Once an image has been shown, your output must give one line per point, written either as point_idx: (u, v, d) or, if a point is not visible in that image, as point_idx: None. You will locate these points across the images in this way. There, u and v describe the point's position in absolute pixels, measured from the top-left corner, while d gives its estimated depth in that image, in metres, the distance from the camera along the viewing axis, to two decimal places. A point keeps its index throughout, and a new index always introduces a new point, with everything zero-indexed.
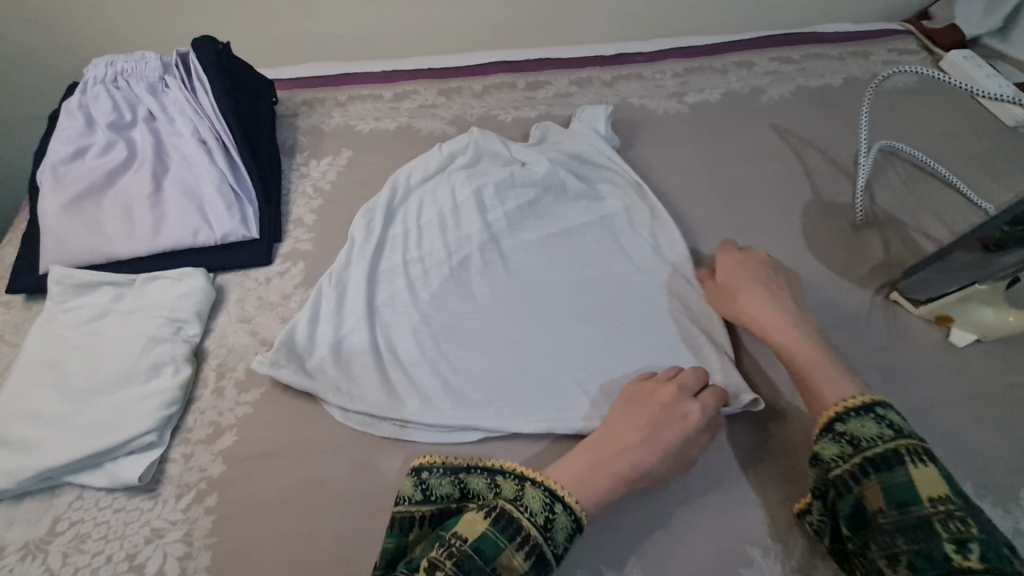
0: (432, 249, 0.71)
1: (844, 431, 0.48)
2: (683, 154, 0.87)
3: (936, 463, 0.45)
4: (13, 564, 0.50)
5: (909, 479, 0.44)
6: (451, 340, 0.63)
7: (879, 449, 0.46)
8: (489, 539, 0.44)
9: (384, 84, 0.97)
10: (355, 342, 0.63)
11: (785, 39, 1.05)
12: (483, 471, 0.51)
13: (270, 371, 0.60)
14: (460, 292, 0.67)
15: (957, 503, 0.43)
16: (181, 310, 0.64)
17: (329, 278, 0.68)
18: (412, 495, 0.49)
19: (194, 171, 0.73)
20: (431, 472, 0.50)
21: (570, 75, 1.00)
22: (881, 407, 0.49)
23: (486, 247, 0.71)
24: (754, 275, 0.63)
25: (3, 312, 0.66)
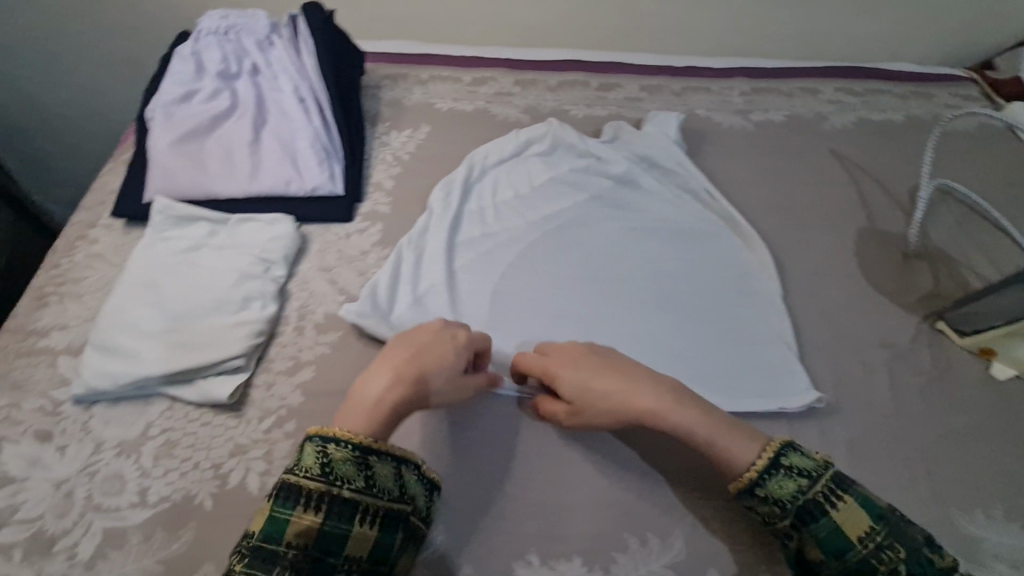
0: (507, 227, 0.77)
1: (764, 493, 0.50)
2: (745, 167, 0.90)
3: (849, 491, 0.49)
4: (110, 458, 0.55)
5: (836, 525, 0.47)
6: (526, 309, 0.69)
7: (801, 504, 0.49)
8: (381, 548, 0.47)
9: (464, 68, 1.01)
10: (433, 298, 0.68)
11: (850, 72, 1.08)
12: (354, 448, 0.47)
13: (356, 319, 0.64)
14: (533, 269, 0.73)
15: (880, 531, 0.47)
16: (271, 252, 0.69)
17: (409, 242, 0.73)
18: (309, 466, 0.47)
19: (291, 126, 0.77)
20: (328, 445, 0.47)
21: (641, 80, 1.03)
22: (784, 456, 0.51)
23: (556, 231, 0.77)
24: (593, 365, 0.57)
25: (106, 233, 0.71)
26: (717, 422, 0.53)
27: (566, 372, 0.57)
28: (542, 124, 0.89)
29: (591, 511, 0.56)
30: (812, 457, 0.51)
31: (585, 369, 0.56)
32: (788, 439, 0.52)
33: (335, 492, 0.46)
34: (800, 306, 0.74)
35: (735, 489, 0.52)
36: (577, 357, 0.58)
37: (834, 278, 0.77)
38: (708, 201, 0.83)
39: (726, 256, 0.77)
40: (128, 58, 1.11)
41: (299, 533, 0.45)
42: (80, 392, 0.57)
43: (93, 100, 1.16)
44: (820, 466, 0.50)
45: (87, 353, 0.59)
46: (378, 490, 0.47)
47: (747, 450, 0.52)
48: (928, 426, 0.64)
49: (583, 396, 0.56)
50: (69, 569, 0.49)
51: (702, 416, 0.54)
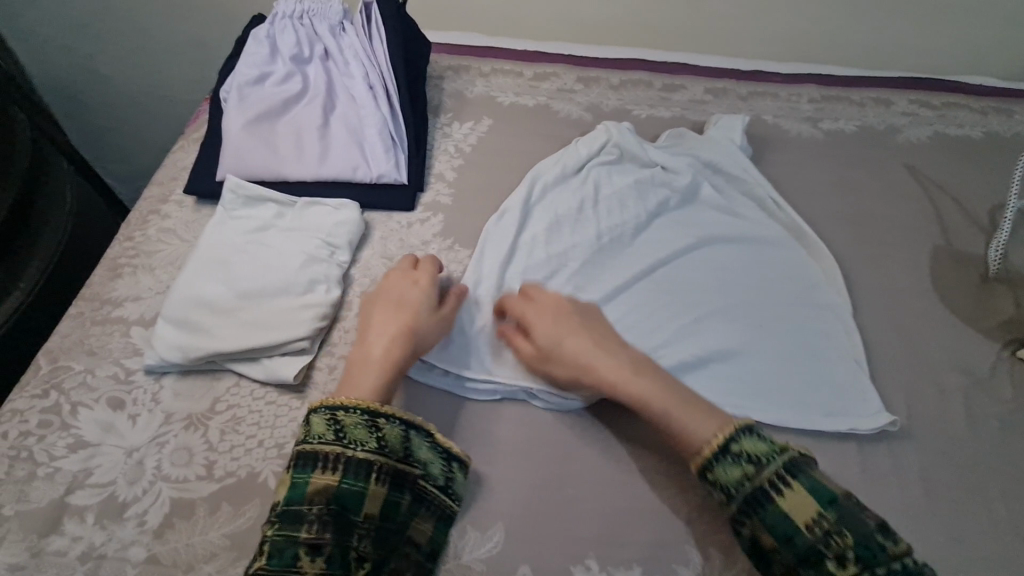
0: (572, 244, 0.73)
1: (714, 479, 0.50)
2: (813, 177, 0.87)
3: (799, 477, 0.48)
4: (178, 430, 0.56)
5: (782, 511, 0.47)
6: None
7: (747, 492, 0.48)
8: (391, 506, 0.49)
9: (526, 63, 1.00)
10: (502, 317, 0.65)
11: (926, 84, 1.04)
12: (364, 413, 0.50)
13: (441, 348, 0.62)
14: (602, 284, 0.70)
15: (830, 517, 0.46)
16: (336, 237, 0.69)
17: (478, 260, 0.70)
18: (321, 434, 0.49)
19: (359, 112, 0.78)
20: (338, 411, 0.50)
21: (706, 82, 1.01)
22: (734, 442, 0.50)
23: (622, 244, 0.74)
24: (568, 322, 0.59)
25: (178, 209, 0.72)
26: (682, 403, 0.53)
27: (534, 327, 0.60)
28: (597, 129, 0.85)
29: (653, 517, 0.55)
30: (763, 441, 0.50)
31: (555, 325, 0.59)
32: (747, 424, 0.52)
33: (347, 453, 0.48)
34: (871, 323, 0.71)
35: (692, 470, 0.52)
36: (558, 313, 0.60)
37: (908, 298, 0.74)
38: (775, 209, 0.80)
39: (795, 266, 0.74)
40: (195, 38, 1.12)
41: (318, 493, 0.47)
42: (153, 362, 0.59)
43: (159, 79, 1.18)
44: (773, 451, 0.50)
45: (160, 325, 0.61)
46: (386, 450, 0.49)
47: (709, 427, 0.52)
48: (1006, 459, 0.61)
49: (549, 345, 0.58)
50: (139, 535, 0.50)
51: (660, 391, 0.54)
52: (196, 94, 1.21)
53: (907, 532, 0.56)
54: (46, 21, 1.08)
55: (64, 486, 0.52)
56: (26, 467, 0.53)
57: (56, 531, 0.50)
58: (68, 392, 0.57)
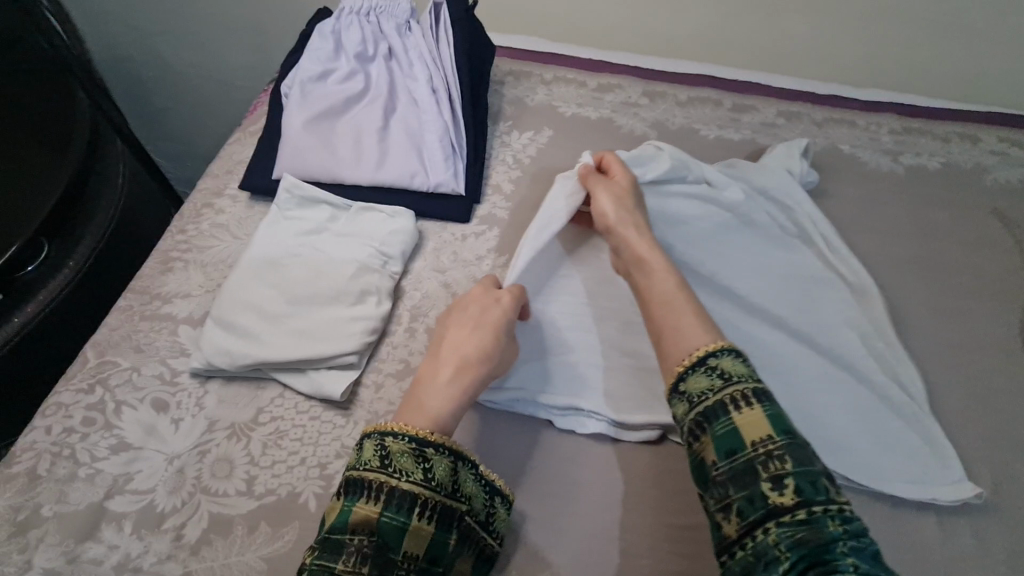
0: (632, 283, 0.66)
1: (681, 388, 0.49)
2: (892, 215, 0.81)
3: (764, 401, 0.46)
4: (221, 440, 0.54)
5: (733, 426, 0.45)
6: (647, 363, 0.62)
7: (708, 403, 0.47)
8: (436, 545, 0.46)
9: (590, 73, 0.96)
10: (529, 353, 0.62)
11: (1019, 122, 0.97)
12: (411, 441, 0.47)
13: None
14: None
15: (778, 442, 0.43)
16: (390, 246, 0.66)
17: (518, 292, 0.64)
18: (368, 460, 0.47)
19: (420, 116, 0.75)
20: (386, 436, 0.48)
21: (778, 105, 0.96)
22: (713, 357, 0.49)
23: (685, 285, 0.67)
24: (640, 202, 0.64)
25: (231, 204, 0.71)
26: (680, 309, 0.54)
27: (612, 186, 0.64)
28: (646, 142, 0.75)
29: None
30: (744, 363, 0.48)
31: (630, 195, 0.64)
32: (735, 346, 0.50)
33: (392, 482, 0.46)
34: (955, 384, 0.65)
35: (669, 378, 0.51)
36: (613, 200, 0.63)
37: (995, 359, 0.68)
38: (834, 251, 0.72)
39: (863, 317, 0.67)
40: (253, 26, 1.11)
41: (361, 522, 0.44)
42: (199, 366, 0.57)
43: (215, 65, 1.18)
44: (750, 373, 0.47)
45: (209, 326, 0.59)
46: (432, 482, 0.47)
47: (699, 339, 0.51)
48: None
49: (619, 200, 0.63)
50: (175, 549, 0.48)
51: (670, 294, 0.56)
52: (250, 82, 1.20)
53: None
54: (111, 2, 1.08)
55: (103, 489, 0.50)
56: (67, 465, 0.51)
57: (93, 537, 0.48)
58: (112, 389, 0.56)
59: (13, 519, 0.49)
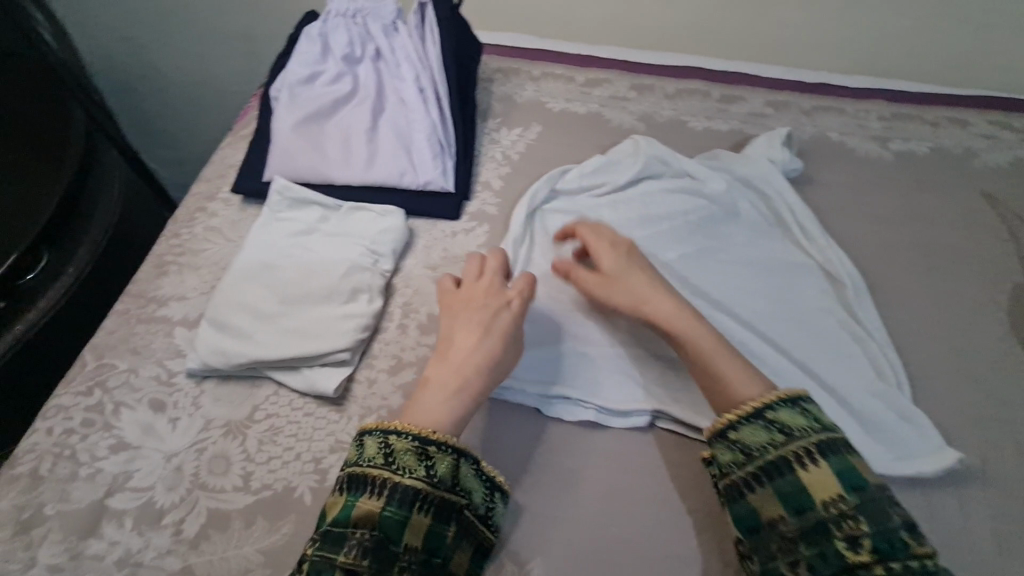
0: None
1: (737, 440, 0.51)
2: (881, 201, 0.82)
3: (828, 457, 0.48)
4: (217, 437, 0.55)
5: (801, 484, 0.47)
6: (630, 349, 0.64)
7: (769, 458, 0.49)
8: (436, 539, 0.47)
9: (578, 68, 0.97)
10: None
11: (1009, 105, 0.97)
12: (415, 439, 0.49)
13: None
14: None
15: (850, 501, 0.45)
16: (381, 245, 0.68)
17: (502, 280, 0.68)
18: (373, 457, 0.49)
19: (408, 116, 0.76)
20: (390, 434, 0.50)
21: (766, 94, 0.96)
22: (769, 410, 0.50)
23: (670, 271, 0.71)
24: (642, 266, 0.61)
25: (224, 207, 0.72)
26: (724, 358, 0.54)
27: (606, 251, 0.63)
28: (627, 140, 0.81)
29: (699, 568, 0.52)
30: (800, 415, 0.50)
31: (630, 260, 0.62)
32: (795, 396, 0.51)
33: (394, 478, 0.47)
34: (946, 366, 0.66)
35: (714, 426, 0.52)
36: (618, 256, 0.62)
37: (983, 340, 0.68)
38: (817, 236, 0.74)
39: (842, 299, 0.70)
40: (245, 31, 1.12)
41: (363, 516, 0.46)
42: (195, 366, 0.58)
43: (208, 71, 1.19)
44: (810, 426, 0.49)
45: (203, 327, 0.60)
46: (433, 478, 0.48)
47: (750, 390, 0.52)
48: None
49: (618, 278, 0.61)
50: (175, 544, 0.49)
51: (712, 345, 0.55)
52: (244, 87, 1.21)
53: None
54: (104, 12, 1.10)
55: (103, 488, 0.52)
56: (68, 465, 0.53)
57: (94, 534, 0.50)
58: (111, 391, 0.57)
59: (17, 518, 0.50)
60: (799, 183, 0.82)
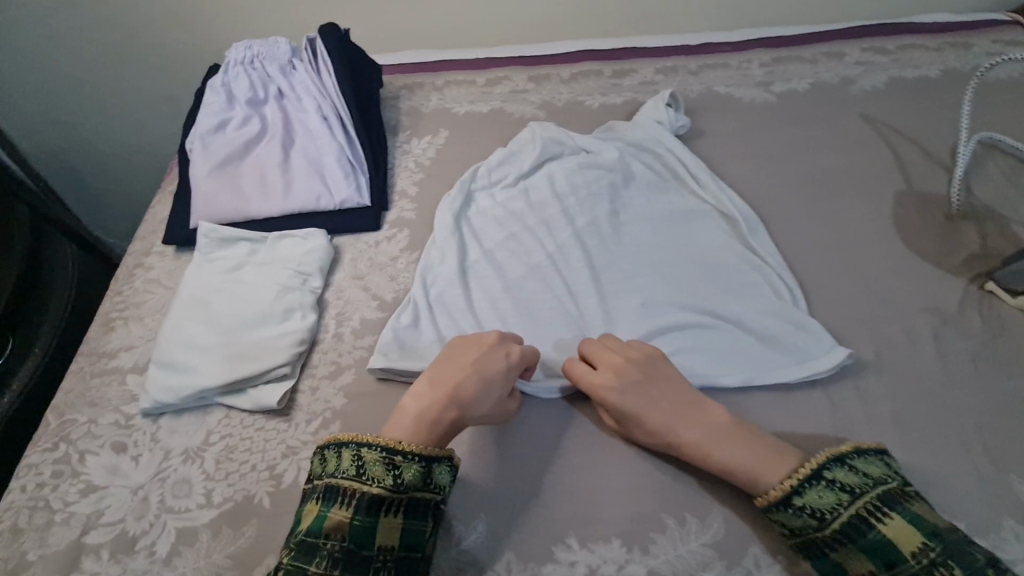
0: (527, 249, 0.76)
1: (802, 504, 0.50)
2: (769, 140, 0.88)
3: (898, 508, 0.47)
4: (177, 465, 0.60)
5: (884, 538, 0.46)
6: (549, 315, 0.70)
7: (843, 518, 0.48)
8: (410, 535, 0.51)
9: (478, 71, 1.03)
10: (441, 327, 0.69)
11: (879, 31, 1.04)
12: (383, 450, 0.52)
13: (384, 364, 0.64)
14: (559, 282, 0.73)
15: (936, 548, 0.45)
16: (307, 265, 0.73)
17: (426, 275, 0.73)
18: (345, 469, 0.52)
19: (317, 144, 0.81)
20: (360, 447, 0.53)
21: (655, 63, 1.02)
22: (828, 470, 0.51)
23: (579, 240, 0.76)
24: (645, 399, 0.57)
25: (160, 259, 0.77)
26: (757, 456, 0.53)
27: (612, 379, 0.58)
28: (526, 129, 0.87)
29: (632, 494, 0.56)
30: (859, 471, 0.50)
31: (634, 399, 0.57)
32: (849, 455, 0.52)
33: (364, 488, 0.51)
34: (836, 275, 0.72)
35: (768, 500, 0.51)
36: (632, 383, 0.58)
37: (870, 246, 0.74)
38: (709, 182, 0.80)
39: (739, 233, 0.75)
40: (166, 95, 1.18)
41: (336, 526, 0.49)
42: (148, 406, 0.63)
43: (140, 139, 1.24)
44: (870, 483, 0.49)
45: (151, 369, 0.65)
46: (402, 485, 0.52)
47: (777, 472, 0.52)
48: (978, 391, 0.61)
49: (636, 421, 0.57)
50: (150, 564, 0.54)
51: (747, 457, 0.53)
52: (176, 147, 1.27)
53: None
54: (29, 103, 1.15)
55: (78, 528, 0.56)
56: (43, 514, 0.57)
57: (75, 569, 0.54)
58: (75, 442, 0.62)
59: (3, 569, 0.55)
60: (691, 138, 0.89)
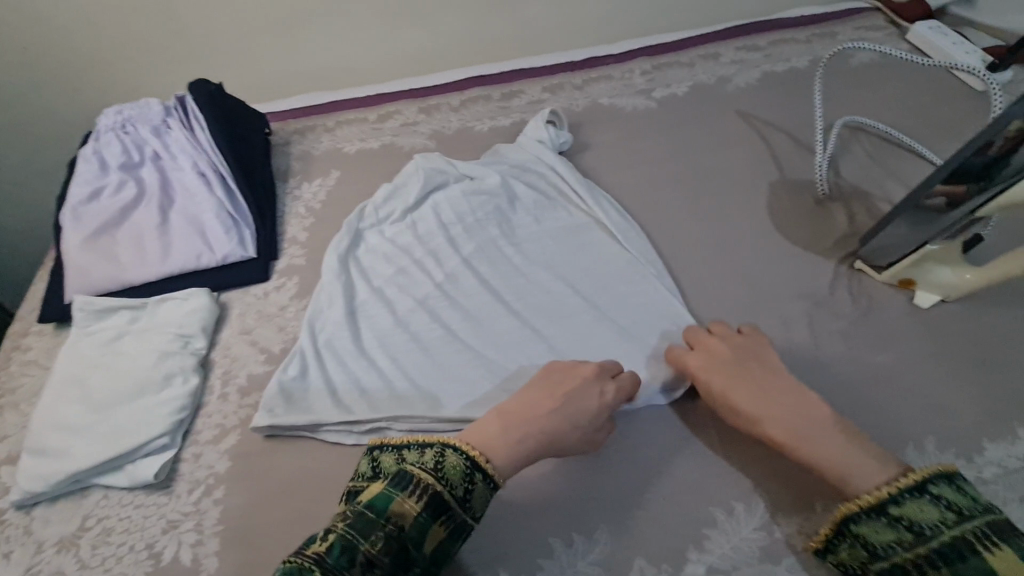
0: (417, 281, 0.75)
1: (903, 516, 0.47)
2: (651, 147, 0.90)
3: (1007, 539, 0.43)
4: (51, 557, 0.57)
5: (987, 568, 0.42)
6: (439, 346, 0.69)
7: (943, 538, 0.44)
8: (444, 551, 0.48)
9: (369, 108, 1.03)
10: (331, 372, 0.68)
11: (752, 28, 1.07)
12: (465, 457, 0.51)
13: (270, 422, 0.62)
14: (449, 311, 0.72)
15: None
16: (188, 327, 0.71)
17: (315, 322, 0.72)
18: (425, 462, 0.51)
19: (196, 202, 0.80)
20: (450, 446, 0.52)
21: (542, 82, 1.04)
22: (933, 485, 0.47)
23: (470, 266, 0.76)
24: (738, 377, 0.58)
25: (37, 339, 0.74)
26: (846, 454, 0.51)
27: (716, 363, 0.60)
28: (412, 162, 0.88)
29: (521, 520, 0.56)
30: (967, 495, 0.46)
31: (734, 382, 0.58)
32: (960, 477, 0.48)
33: (438, 488, 0.49)
34: (715, 272, 0.73)
35: (863, 506, 0.48)
36: (730, 366, 0.59)
37: (747, 238, 0.76)
38: (590, 194, 0.82)
39: (620, 241, 0.77)
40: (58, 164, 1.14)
41: (400, 514, 0.47)
42: (19, 497, 0.60)
43: None
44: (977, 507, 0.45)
45: (22, 458, 0.62)
46: (466, 501, 0.50)
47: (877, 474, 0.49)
48: (851, 368, 0.63)
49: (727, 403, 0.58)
50: None
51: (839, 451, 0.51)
52: None
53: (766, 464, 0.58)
54: None
55: None
56: None
57: None
58: None
59: None
60: (576, 153, 0.90)
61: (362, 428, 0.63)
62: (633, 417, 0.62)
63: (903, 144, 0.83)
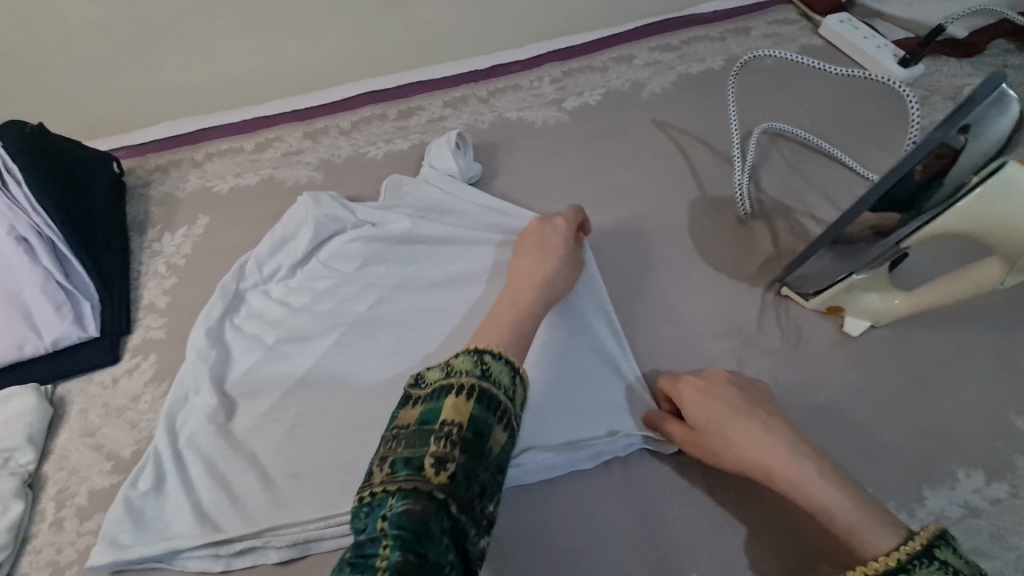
0: (303, 350, 0.64)
1: None
2: (563, 167, 0.82)
3: None
4: None
5: None
6: (327, 431, 0.58)
7: None
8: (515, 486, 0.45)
9: (243, 135, 0.89)
10: (193, 479, 0.56)
11: (664, 25, 1.00)
12: (508, 362, 0.47)
13: (113, 557, 0.51)
14: (341, 387, 0.62)
15: None
16: (7, 438, 0.57)
17: (176, 415, 0.60)
18: (505, 385, 0.46)
19: (15, 274, 0.66)
20: (519, 373, 0.47)
21: (442, 95, 0.93)
22: (938, 549, 0.42)
23: (366, 328, 0.65)
24: (728, 401, 0.52)
25: None
26: (849, 505, 0.45)
27: (697, 389, 0.54)
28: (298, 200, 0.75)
29: None
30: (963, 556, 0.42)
31: (717, 412, 0.51)
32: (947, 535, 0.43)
33: (516, 417, 0.45)
34: (637, 311, 0.66)
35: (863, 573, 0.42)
36: (710, 388, 0.53)
37: (670, 268, 0.70)
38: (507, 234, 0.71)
39: None
40: None
41: (496, 443, 0.43)
42: None
43: None
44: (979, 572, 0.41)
45: None
46: None
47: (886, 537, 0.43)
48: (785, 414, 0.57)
49: (709, 433, 0.51)
50: None
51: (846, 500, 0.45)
52: None
53: (698, 541, 0.52)
54: None
55: None
56: None
57: None
58: None
59: None
60: (482, 180, 0.82)
61: (231, 550, 0.52)
62: (552, 497, 0.55)
63: (822, 148, 0.79)
